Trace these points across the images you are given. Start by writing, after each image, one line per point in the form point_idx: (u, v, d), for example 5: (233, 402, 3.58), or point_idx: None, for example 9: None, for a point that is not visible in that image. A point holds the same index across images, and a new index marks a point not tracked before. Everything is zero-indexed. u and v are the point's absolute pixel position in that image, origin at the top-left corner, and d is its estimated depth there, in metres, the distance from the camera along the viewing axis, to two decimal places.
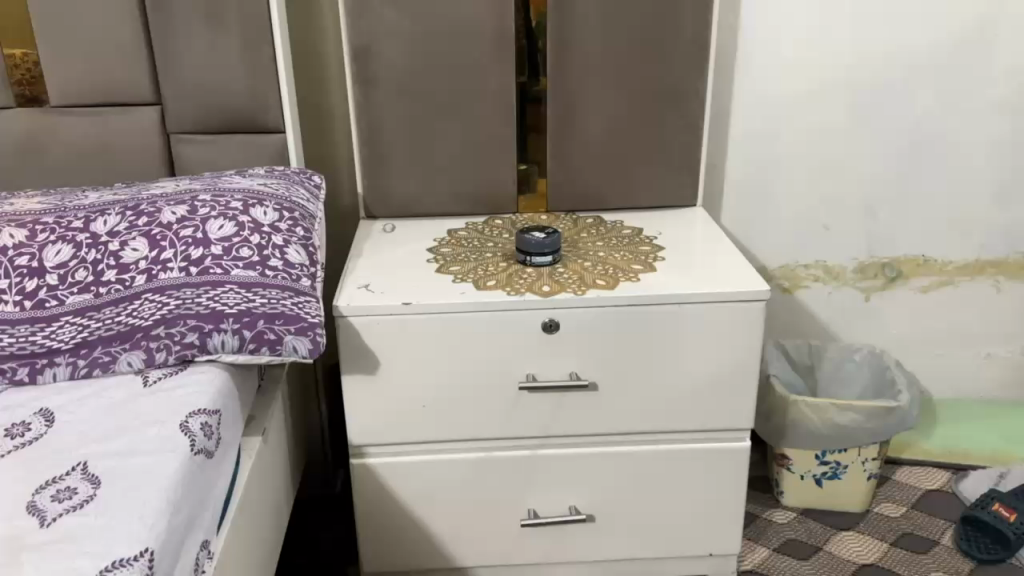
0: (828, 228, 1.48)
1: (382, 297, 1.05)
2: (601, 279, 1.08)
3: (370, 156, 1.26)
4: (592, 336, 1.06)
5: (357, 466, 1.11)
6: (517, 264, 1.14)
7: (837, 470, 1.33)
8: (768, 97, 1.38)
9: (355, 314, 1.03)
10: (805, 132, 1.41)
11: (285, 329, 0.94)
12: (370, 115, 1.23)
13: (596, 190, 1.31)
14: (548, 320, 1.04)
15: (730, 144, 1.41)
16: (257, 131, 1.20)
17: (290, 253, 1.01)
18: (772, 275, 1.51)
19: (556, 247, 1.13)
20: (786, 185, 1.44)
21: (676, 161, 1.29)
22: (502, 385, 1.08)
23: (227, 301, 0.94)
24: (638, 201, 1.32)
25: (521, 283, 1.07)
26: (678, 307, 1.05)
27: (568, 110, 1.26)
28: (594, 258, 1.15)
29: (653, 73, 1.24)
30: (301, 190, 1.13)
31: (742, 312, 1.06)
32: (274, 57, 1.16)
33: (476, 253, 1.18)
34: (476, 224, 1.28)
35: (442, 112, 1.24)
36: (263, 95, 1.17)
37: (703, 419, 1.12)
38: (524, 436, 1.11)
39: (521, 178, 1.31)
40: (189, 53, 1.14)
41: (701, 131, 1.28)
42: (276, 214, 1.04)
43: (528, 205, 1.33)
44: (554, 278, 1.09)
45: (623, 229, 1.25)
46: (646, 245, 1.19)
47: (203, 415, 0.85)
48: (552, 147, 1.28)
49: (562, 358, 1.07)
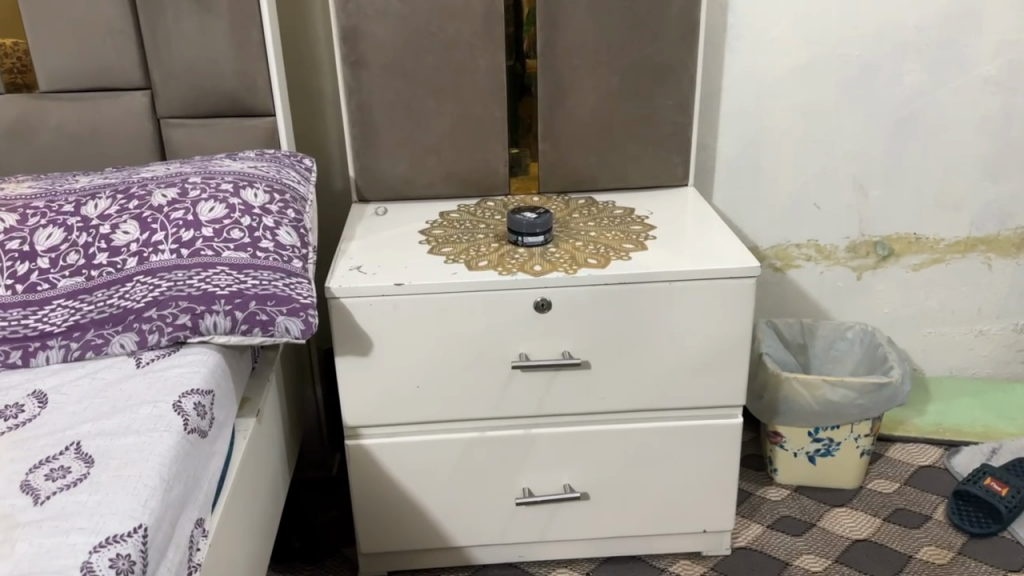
0: (819, 207, 1.48)
1: (374, 277, 1.05)
2: (592, 258, 1.08)
3: (361, 139, 1.26)
4: (583, 315, 1.07)
5: (351, 448, 1.12)
6: (509, 244, 1.15)
7: (830, 447, 1.33)
8: (757, 77, 1.38)
9: (348, 296, 1.03)
10: (795, 111, 1.41)
11: (277, 310, 0.94)
12: (360, 97, 1.23)
13: (588, 171, 1.31)
14: (539, 300, 1.05)
15: (720, 124, 1.41)
16: (247, 115, 1.20)
17: (281, 234, 1.01)
18: (764, 255, 1.51)
19: (547, 227, 1.13)
20: (778, 164, 1.44)
21: (667, 141, 1.29)
22: (495, 364, 1.08)
23: (219, 283, 0.94)
24: (630, 181, 1.32)
25: (515, 263, 1.08)
26: (668, 284, 1.05)
27: (558, 89, 1.26)
28: (586, 237, 1.16)
29: (642, 53, 1.24)
30: (292, 172, 1.13)
31: (732, 289, 1.06)
32: (262, 38, 1.16)
33: (469, 235, 1.18)
34: (468, 206, 1.28)
35: (432, 93, 1.24)
36: (252, 77, 1.17)
37: (695, 397, 1.12)
38: (518, 415, 1.12)
39: (512, 161, 1.33)
40: (177, 36, 1.14)
41: (691, 111, 1.29)
42: (267, 196, 1.04)
43: (520, 186, 1.34)
44: (545, 257, 1.09)
45: (615, 210, 1.25)
46: (638, 225, 1.20)
47: (196, 395, 0.86)
48: (544, 128, 1.28)
49: (554, 336, 1.08)
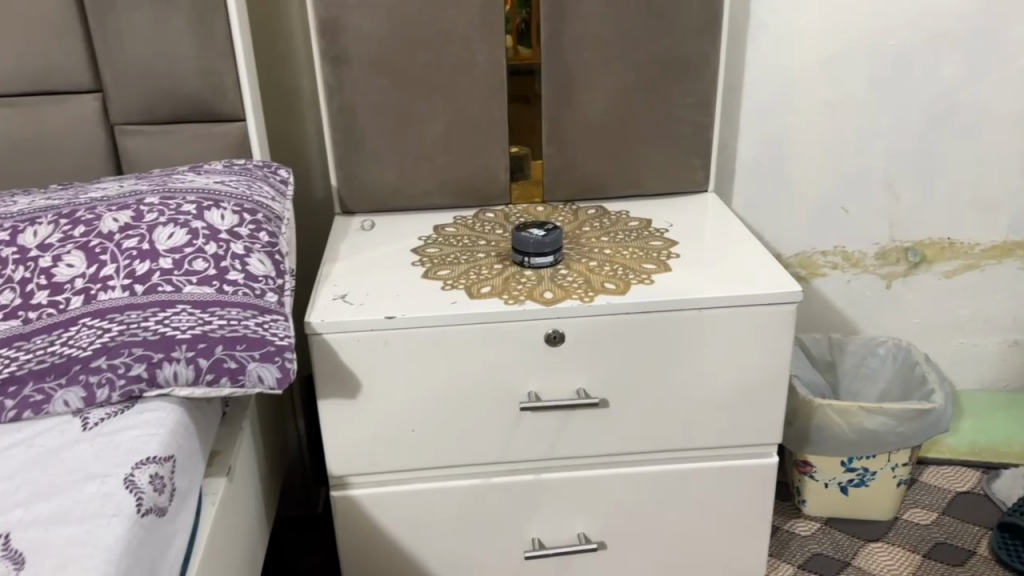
0: (847, 211, 1.36)
1: (361, 309, 0.91)
2: (610, 283, 0.96)
3: (344, 145, 1.12)
4: (600, 349, 0.94)
5: (338, 500, 0.99)
6: (513, 265, 1.01)
7: (865, 477, 1.22)
8: (782, 68, 1.25)
9: (332, 332, 0.90)
10: (822, 106, 1.28)
11: (247, 356, 0.80)
12: (342, 97, 1.09)
13: (598, 177, 1.18)
14: (551, 332, 0.92)
15: (741, 121, 1.28)
16: (213, 120, 1.06)
17: (252, 263, 0.87)
18: (787, 263, 1.39)
19: (557, 244, 1.00)
20: (803, 165, 1.32)
21: (686, 144, 1.16)
22: (500, 405, 0.96)
23: (178, 325, 0.80)
24: (644, 187, 1.19)
25: (523, 289, 0.95)
26: (698, 312, 0.93)
27: (565, 87, 1.12)
28: (601, 256, 1.03)
29: (658, 45, 1.10)
30: (264, 186, 0.99)
31: (769, 316, 0.94)
32: (229, 32, 1.01)
33: (467, 253, 1.05)
34: (465, 218, 1.15)
35: (424, 93, 1.10)
36: (219, 78, 1.03)
37: (725, 435, 1.00)
38: (527, 460, 0.99)
39: (514, 163, 1.18)
40: (131, 31, 0.99)
41: (713, 109, 1.15)
42: (235, 217, 0.90)
43: (522, 192, 1.20)
44: (556, 282, 0.96)
45: (629, 221, 1.12)
46: (658, 239, 1.07)
47: (152, 465, 0.73)
48: (548, 129, 1.14)
49: (567, 372, 0.95)
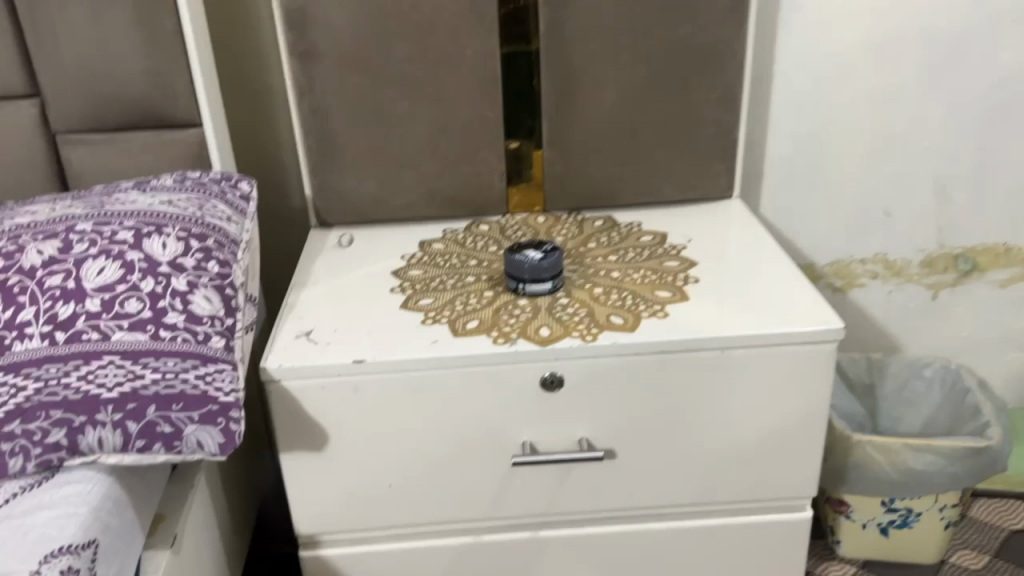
0: (890, 215, 1.21)
1: (327, 350, 0.79)
2: (617, 316, 0.82)
3: (319, 152, 0.99)
4: (606, 395, 0.81)
5: (308, 561, 0.87)
6: (506, 291, 0.88)
7: (908, 518, 1.09)
8: (819, 54, 1.10)
9: (292, 378, 0.78)
10: (864, 98, 1.13)
11: (184, 417, 0.69)
12: (314, 98, 0.96)
13: (606, 184, 1.04)
14: (548, 376, 0.79)
15: (770, 115, 1.14)
16: (167, 126, 0.93)
17: (195, 301, 0.75)
18: (822, 274, 1.24)
19: (556, 269, 0.87)
20: (841, 163, 1.17)
21: (706, 146, 1.02)
22: (491, 458, 0.83)
23: (105, 382, 0.68)
24: (659, 195, 1.05)
25: (516, 324, 0.82)
26: (721, 352, 0.79)
27: (567, 83, 0.98)
28: (608, 280, 0.89)
29: (675, 34, 0.96)
30: (219, 204, 0.87)
31: (805, 355, 0.80)
32: (179, 28, 0.88)
33: (455, 275, 0.92)
34: (455, 232, 1.02)
35: (406, 92, 0.97)
36: (171, 81, 0.90)
37: (750, 489, 0.87)
38: (522, 517, 0.87)
39: (514, 161, 1.04)
40: (66, 27, 0.86)
41: (739, 106, 1.01)
42: (179, 246, 0.78)
43: (522, 195, 1.06)
44: (555, 315, 0.83)
45: (641, 235, 0.99)
46: (673, 258, 0.93)
47: (65, 557, 0.61)
48: (549, 131, 1.01)
49: (566, 422, 0.82)
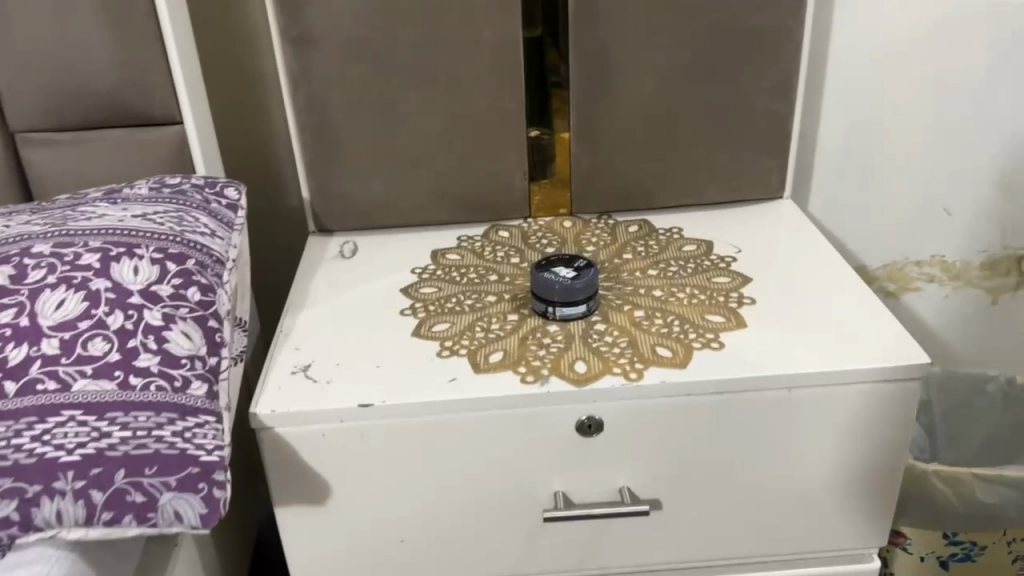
0: (949, 213, 1.09)
1: (328, 392, 0.68)
2: (664, 347, 0.71)
3: (317, 150, 0.88)
4: (652, 440, 0.70)
5: None
6: (533, 314, 0.77)
7: (971, 551, 0.97)
8: (878, 35, 0.98)
9: (288, 425, 0.67)
10: (927, 83, 1.01)
11: (159, 484, 0.58)
12: (311, 89, 0.84)
13: (642, 184, 0.92)
14: (584, 420, 0.68)
15: (822, 103, 1.02)
16: (142, 123, 0.81)
17: (172, 338, 0.64)
18: (873, 277, 1.13)
19: (592, 291, 0.75)
20: (897, 157, 1.05)
21: (754, 142, 0.90)
22: (517, 511, 0.72)
23: (64, 442, 0.57)
24: (699, 195, 0.93)
25: (547, 357, 0.71)
26: (786, 392, 0.68)
27: (599, 70, 0.86)
28: (649, 300, 0.78)
29: (724, 14, 0.83)
30: (201, 216, 0.75)
31: (884, 395, 0.69)
32: (153, 10, 0.76)
33: (474, 293, 0.80)
34: (472, 239, 0.90)
35: (415, 83, 0.85)
36: (143, 72, 0.78)
37: (811, 540, 0.76)
38: (551, 572, 0.76)
39: (535, 151, 0.91)
40: (21, 10, 0.74)
41: (794, 96, 0.89)
42: (154, 270, 0.67)
43: (545, 193, 0.93)
44: (591, 346, 0.72)
45: (683, 244, 0.87)
46: (722, 274, 0.81)
47: None
48: (578, 125, 0.89)
49: (604, 470, 0.71)
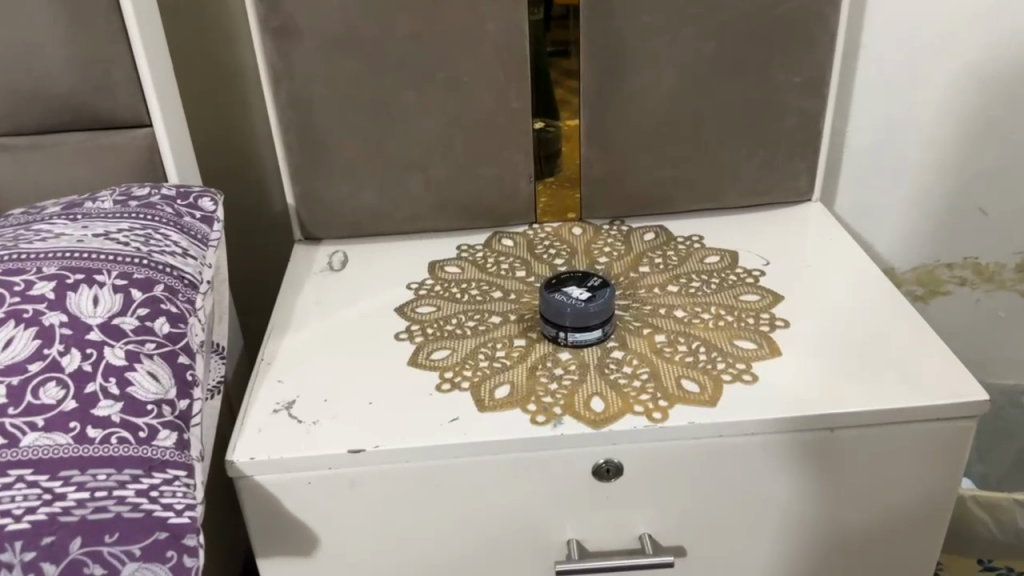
0: (985, 213, 1.01)
1: (313, 435, 0.61)
2: (690, 381, 0.64)
3: (302, 153, 0.80)
4: (677, 485, 0.63)
5: None
6: (542, 339, 0.70)
7: None
8: (916, 22, 0.90)
9: (268, 473, 0.59)
10: (967, 75, 0.93)
11: (122, 553, 0.51)
12: (294, 87, 0.76)
13: (658, 188, 0.84)
14: (602, 464, 0.61)
15: (852, 97, 0.94)
16: (107, 127, 0.73)
17: (137, 380, 0.56)
18: (901, 281, 1.06)
19: (607, 315, 0.68)
20: (931, 155, 0.97)
21: (781, 142, 0.83)
22: (527, 560, 0.65)
23: (11, 507, 0.50)
24: (720, 200, 0.86)
25: (559, 392, 0.64)
26: (827, 433, 0.61)
27: (613, 64, 0.77)
28: (670, 322, 0.70)
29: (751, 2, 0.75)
30: (171, 232, 0.67)
31: (934, 435, 0.62)
32: (113, 2, 0.67)
33: (477, 313, 0.73)
34: (473, 249, 0.83)
35: (409, 80, 0.77)
36: (105, 71, 0.70)
37: None
38: None
39: (540, 146, 0.83)
40: None
41: (827, 91, 0.81)
42: (116, 300, 0.59)
43: (550, 193, 0.85)
44: (608, 380, 0.64)
45: (705, 256, 0.80)
46: (750, 291, 0.74)
47: None
48: (588, 125, 0.81)
49: (624, 516, 0.64)
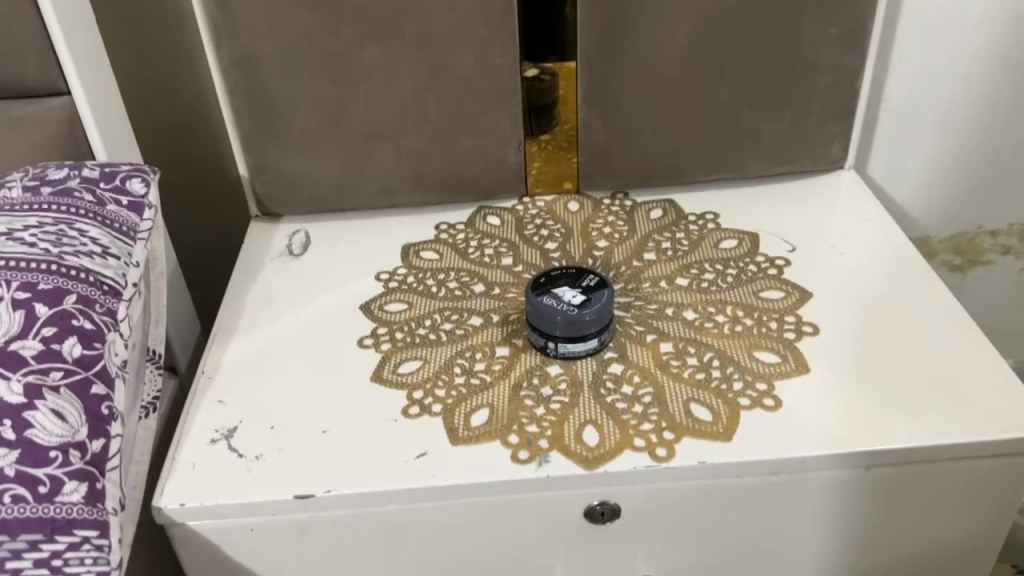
0: None
1: (255, 475, 0.52)
2: (701, 406, 0.54)
3: (253, 120, 0.69)
4: (685, 527, 0.54)
5: None
6: (529, 347, 0.60)
7: None
8: None
9: (204, 521, 0.51)
10: None
11: None
12: (238, 45, 0.65)
13: (668, 156, 0.73)
14: (596, 507, 0.52)
15: (894, 45, 0.82)
16: (19, 96, 0.63)
17: (37, 420, 0.47)
18: (939, 250, 0.95)
19: (606, 321, 0.58)
20: (979, 113, 0.86)
21: (811, 104, 0.71)
22: None
23: None
24: (740, 170, 0.74)
25: (545, 419, 0.54)
26: (862, 472, 0.52)
27: (614, 13, 0.65)
28: (679, 326, 0.60)
29: None
30: (90, 226, 0.57)
31: (986, 473, 0.53)
32: None
33: (454, 313, 0.63)
34: (454, 228, 0.72)
35: (374, 36, 0.65)
36: (6, 27, 0.59)
37: None
38: None
39: (532, 99, 0.71)
40: None
41: (868, 45, 0.69)
42: (14, 320, 0.49)
43: (546, 156, 0.74)
44: (604, 402, 0.55)
45: (720, 239, 0.69)
46: (772, 286, 0.64)
47: None
48: (587, 83, 0.69)
49: (621, 559, 0.55)
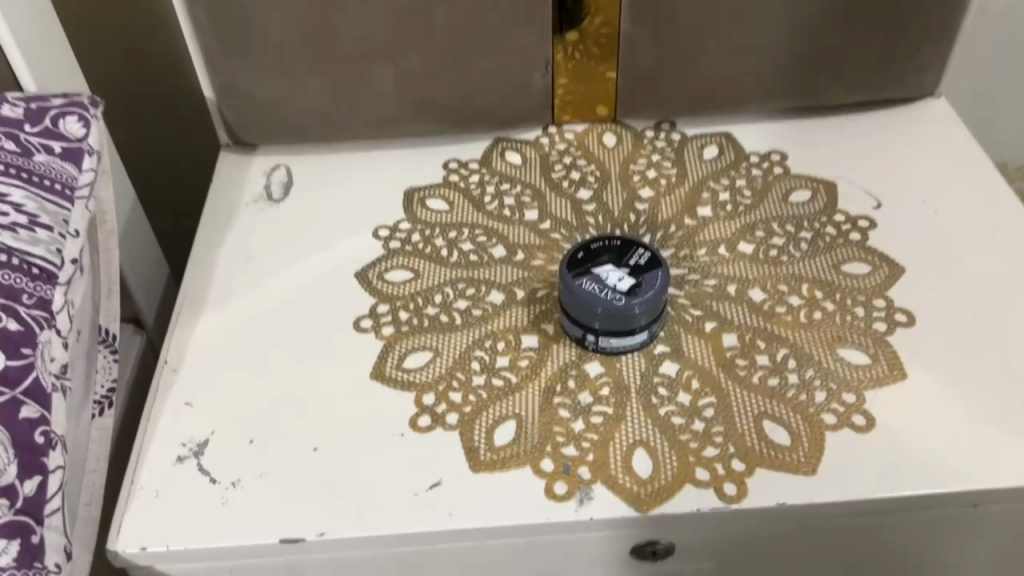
0: None
1: (231, 508, 0.42)
2: (776, 425, 0.44)
3: (218, 33, 0.55)
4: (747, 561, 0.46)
5: None
6: (561, 336, 0.49)
7: None
8: None
9: (171, 563, 0.42)
10: None
11: None
12: None
13: (727, 79, 0.60)
14: (645, 546, 0.43)
15: None
16: None
17: None
18: None
19: (659, 310, 0.47)
20: None
21: (908, 21, 0.58)
22: None
23: None
24: (813, 98, 0.61)
25: (586, 440, 0.44)
26: (966, 509, 0.44)
27: None
28: (743, 311, 0.50)
29: None
30: (10, 188, 0.44)
31: None
32: None
33: (469, 286, 0.52)
34: (466, 168, 0.60)
35: None
36: None
37: None
38: None
39: None
40: None
41: None
42: None
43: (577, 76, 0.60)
44: (657, 416, 0.45)
45: (789, 190, 0.57)
46: (855, 257, 0.52)
47: None
48: None
49: None
